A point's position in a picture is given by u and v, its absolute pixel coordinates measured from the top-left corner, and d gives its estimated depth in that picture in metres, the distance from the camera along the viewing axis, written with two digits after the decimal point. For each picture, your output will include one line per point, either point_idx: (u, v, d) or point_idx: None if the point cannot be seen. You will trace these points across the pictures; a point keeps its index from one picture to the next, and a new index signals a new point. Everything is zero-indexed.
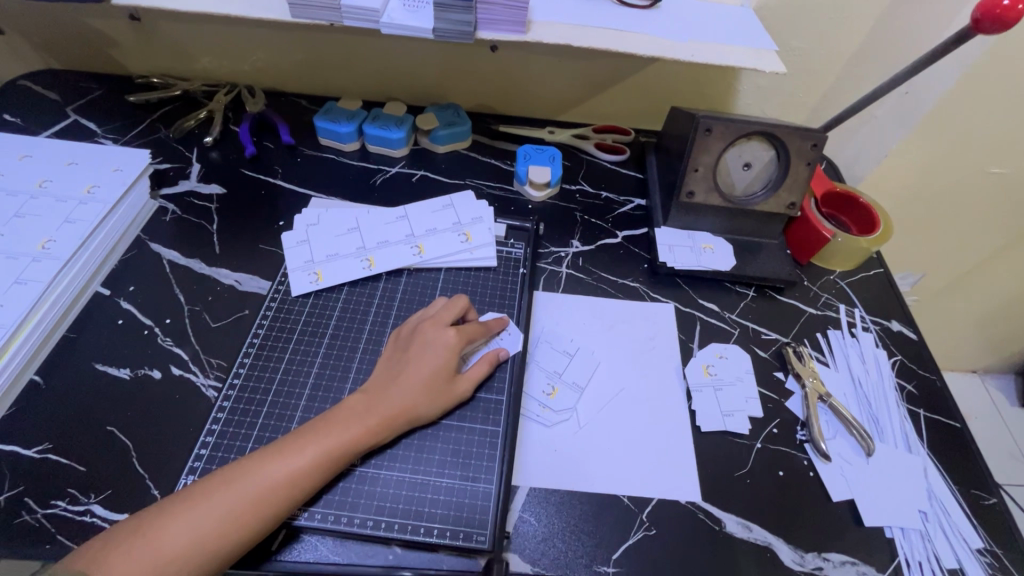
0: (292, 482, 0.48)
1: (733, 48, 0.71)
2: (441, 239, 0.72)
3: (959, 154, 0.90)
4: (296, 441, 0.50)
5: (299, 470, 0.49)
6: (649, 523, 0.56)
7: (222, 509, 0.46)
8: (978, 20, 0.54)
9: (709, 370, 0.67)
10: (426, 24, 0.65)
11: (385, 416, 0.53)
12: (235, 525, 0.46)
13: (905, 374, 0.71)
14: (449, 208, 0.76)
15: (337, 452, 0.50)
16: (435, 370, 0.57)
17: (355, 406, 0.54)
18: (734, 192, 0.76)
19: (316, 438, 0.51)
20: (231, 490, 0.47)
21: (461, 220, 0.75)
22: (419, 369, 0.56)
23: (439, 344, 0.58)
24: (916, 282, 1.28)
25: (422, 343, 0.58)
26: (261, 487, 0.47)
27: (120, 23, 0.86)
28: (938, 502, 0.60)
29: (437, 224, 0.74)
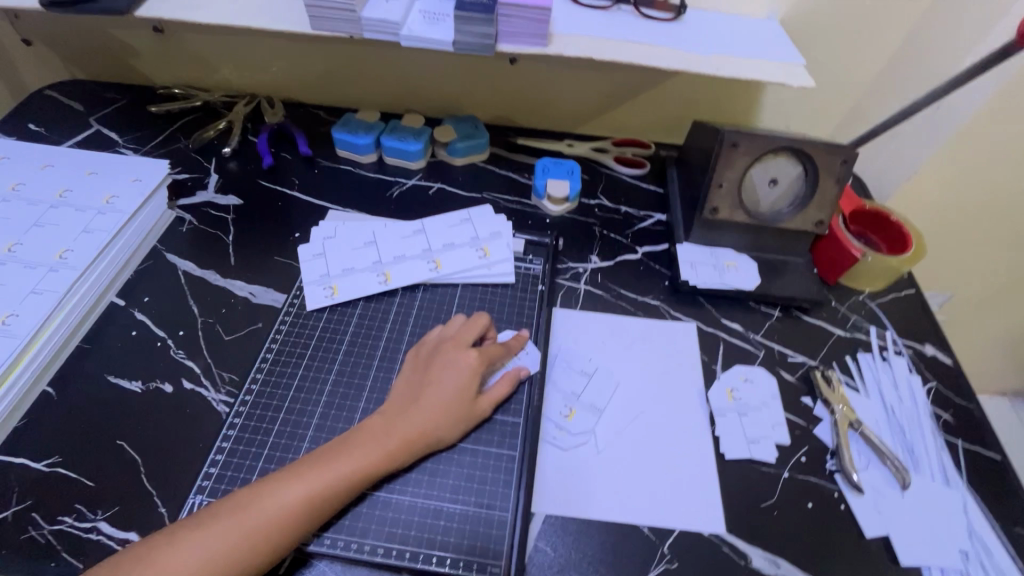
0: (306, 508, 0.47)
1: (760, 62, 0.69)
2: (458, 254, 0.71)
3: (994, 172, 0.87)
4: (310, 464, 0.49)
5: (314, 495, 0.47)
6: (670, 556, 0.53)
7: (234, 535, 0.44)
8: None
9: (733, 394, 0.65)
10: (446, 37, 0.64)
11: (404, 440, 0.52)
12: (246, 553, 0.44)
13: (940, 401, 0.68)
14: (466, 222, 0.74)
15: (353, 477, 0.49)
16: (455, 392, 0.55)
17: (372, 428, 0.52)
18: (759, 208, 0.74)
19: (331, 461, 0.49)
20: (243, 516, 0.45)
21: (479, 234, 0.73)
22: (439, 390, 0.55)
23: (461, 365, 0.56)
24: (945, 301, 1.24)
25: (443, 363, 0.57)
26: (275, 512, 0.46)
27: (144, 35, 0.87)
28: (979, 541, 0.57)
29: (455, 238, 0.73)
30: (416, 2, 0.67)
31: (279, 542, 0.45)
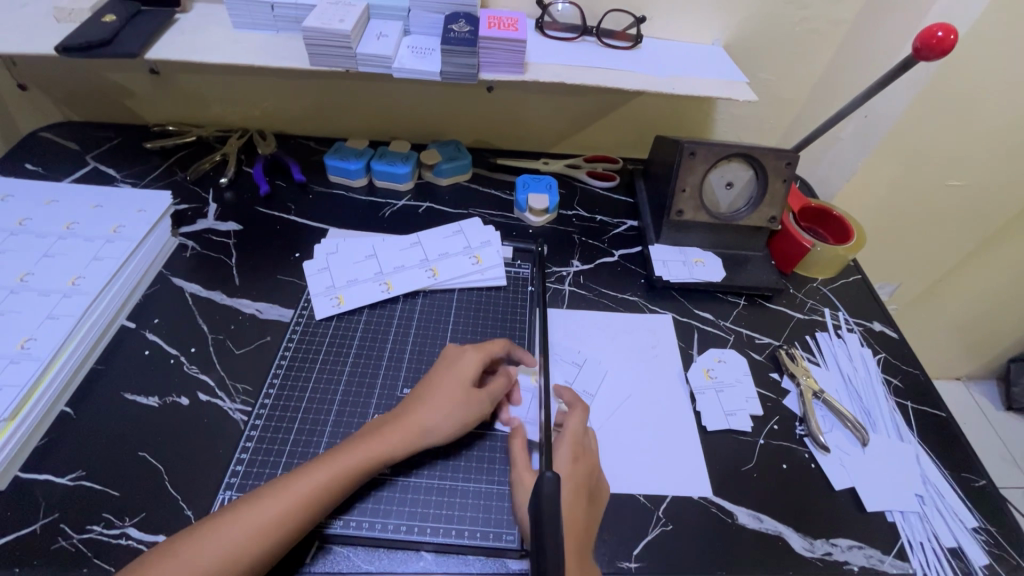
0: (317, 498, 0.50)
1: (709, 81, 0.79)
2: (453, 262, 0.77)
3: (920, 170, 0.99)
4: (320, 460, 0.52)
5: (324, 487, 0.50)
6: (666, 519, 0.59)
7: (251, 525, 0.47)
8: (917, 49, 0.60)
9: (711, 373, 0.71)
10: (434, 68, 0.71)
11: (407, 432, 0.55)
12: (261, 542, 0.47)
13: (890, 369, 0.76)
14: (457, 233, 0.81)
15: (360, 467, 0.52)
16: (461, 393, 0.58)
17: (378, 426, 0.56)
18: (719, 209, 0.83)
19: (339, 454, 0.53)
20: (259, 507, 0.49)
21: (471, 244, 0.79)
22: (444, 392, 0.58)
23: (463, 368, 0.60)
24: (893, 290, 1.36)
25: (448, 362, 0.61)
26: (289, 501, 0.49)
27: (139, 77, 0.92)
28: (932, 486, 0.64)
29: (448, 248, 0.79)
30: (404, 39, 0.75)
31: (291, 531, 0.48)
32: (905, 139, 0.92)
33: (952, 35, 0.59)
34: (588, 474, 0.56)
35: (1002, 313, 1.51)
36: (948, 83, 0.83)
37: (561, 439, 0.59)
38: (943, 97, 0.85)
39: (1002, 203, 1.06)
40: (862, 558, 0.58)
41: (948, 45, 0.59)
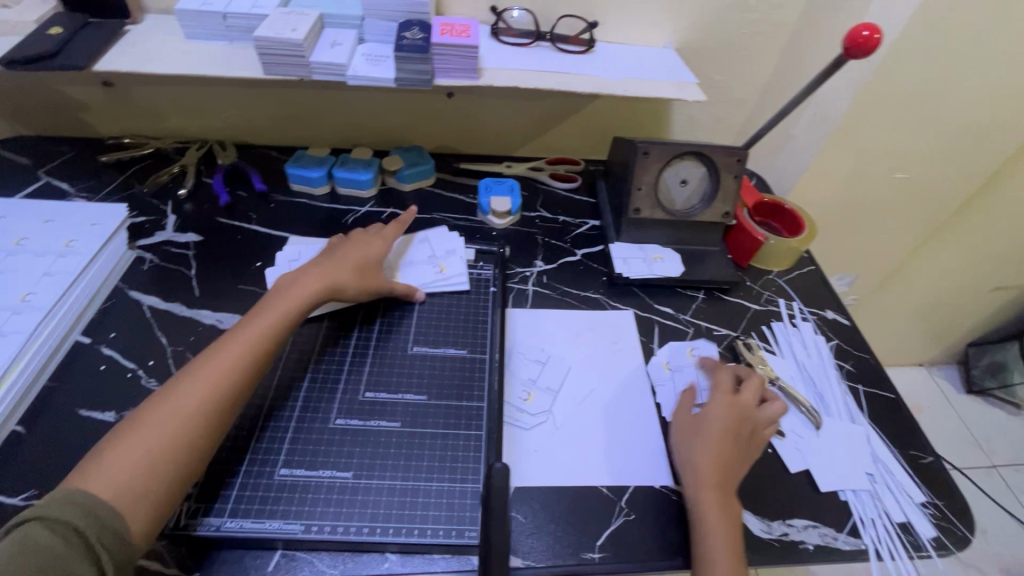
0: (242, 364, 0.56)
1: (659, 83, 0.81)
2: (417, 270, 0.78)
3: (867, 164, 1.03)
4: (230, 337, 0.58)
5: (246, 355, 0.57)
6: (628, 509, 0.60)
7: (188, 403, 0.52)
8: (847, 49, 0.63)
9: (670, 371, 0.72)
10: (388, 75, 0.72)
11: (311, 292, 0.64)
12: (202, 410, 0.52)
13: (842, 355, 0.79)
14: (422, 243, 0.82)
15: (273, 331, 0.60)
16: (352, 260, 0.70)
17: (274, 297, 0.63)
18: (675, 206, 0.85)
19: (245, 327, 0.59)
20: (189, 387, 0.53)
21: (435, 253, 0.80)
22: (333, 260, 0.69)
23: (354, 250, 0.72)
24: (852, 281, 1.41)
25: (343, 244, 0.72)
26: (216, 372, 0.55)
27: (92, 90, 0.90)
28: (882, 464, 0.67)
29: (412, 256, 0.79)
30: (358, 47, 0.75)
31: (229, 402, 0.54)
32: (851, 135, 0.96)
33: (877, 34, 0.62)
34: (743, 419, 0.63)
35: (957, 299, 1.57)
36: (886, 80, 0.87)
37: (715, 389, 0.66)
38: (882, 94, 0.89)
39: (946, 193, 1.11)
40: (818, 536, 0.60)
41: (874, 43, 0.62)
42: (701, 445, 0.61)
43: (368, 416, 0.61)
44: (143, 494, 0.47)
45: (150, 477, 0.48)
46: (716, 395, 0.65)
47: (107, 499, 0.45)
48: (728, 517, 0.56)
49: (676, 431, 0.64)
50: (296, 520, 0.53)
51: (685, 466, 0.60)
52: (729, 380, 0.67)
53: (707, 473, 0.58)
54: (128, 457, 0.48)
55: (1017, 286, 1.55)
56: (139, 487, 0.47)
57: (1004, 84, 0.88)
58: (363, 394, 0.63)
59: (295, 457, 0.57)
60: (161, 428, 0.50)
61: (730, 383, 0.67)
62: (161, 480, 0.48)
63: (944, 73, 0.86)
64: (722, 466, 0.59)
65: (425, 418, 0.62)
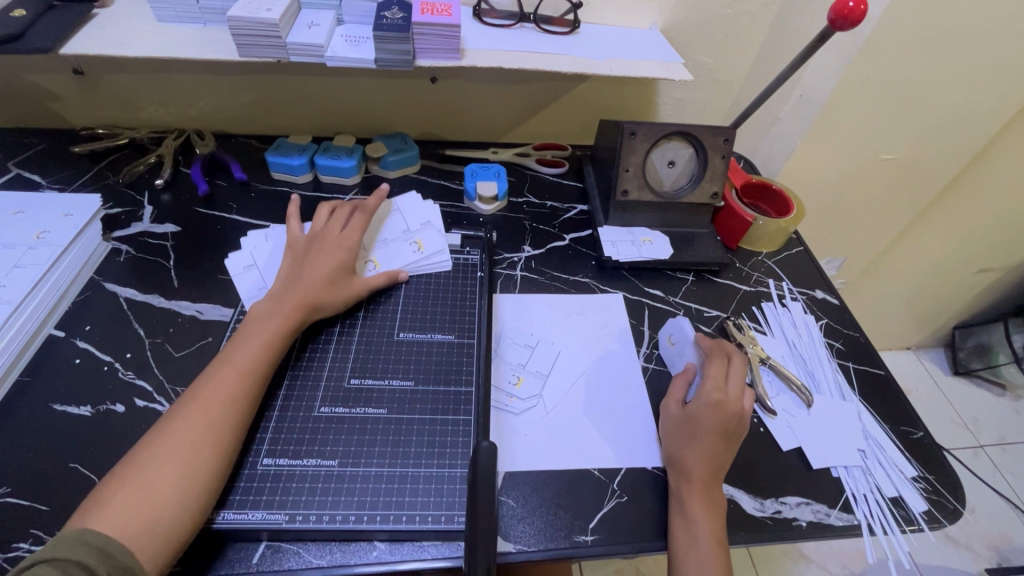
0: (234, 393, 0.54)
1: (645, 62, 0.80)
2: (394, 249, 0.76)
3: (854, 145, 1.02)
4: (218, 369, 0.56)
5: (241, 383, 0.55)
6: (621, 491, 0.59)
7: (190, 441, 0.50)
8: (833, 20, 0.63)
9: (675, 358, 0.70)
10: (368, 56, 0.70)
11: (296, 309, 0.62)
12: (205, 446, 0.50)
13: (832, 334, 0.79)
14: (396, 216, 0.79)
15: (267, 356, 0.58)
16: (330, 271, 0.67)
17: (257, 320, 0.61)
18: (663, 187, 0.84)
19: (237, 352, 0.58)
20: (187, 424, 0.51)
21: (410, 227, 0.79)
22: (310, 274, 0.66)
23: (329, 260, 0.68)
24: (840, 265, 1.43)
25: (317, 251, 0.69)
26: (213, 406, 0.53)
27: (62, 78, 0.87)
28: (874, 440, 0.67)
29: (387, 233, 0.77)
30: (337, 28, 0.74)
31: (233, 432, 0.52)
32: (837, 115, 0.96)
33: (863, 5, 0.61)
34: (730, 416, 0.60)
35: (943, 281, 1.58)
36: (872, 58, 0.86)
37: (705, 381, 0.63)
38: (869, 73, 0.89)
39: (933, 174, 1.11)
40: (810, 513, 0.60)
41: (861, 15, 0.61)
42: (688, 445, 0.59)
43: (355, 403, 0.60)
44: (161, 538, 0.45)
45: (167, 520, 0.46)
46: (705, 393, 0.61)
47: (125, 545, 0.43)
48: (713, 515, 0.55)
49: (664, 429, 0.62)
50: (281, 510, 0.51)
51: (672, 462, 0.59)
52: (724, 375, 0.63)
53: (694, 473, 0.57)
54: (134, 504, 0.46)
55: (1003, 268, 1.56)
56: (153, 529, 0.45)
57: (989, 62, 0.88)
58: (348, 380, 0.62)
59: (279, 447, 0.56)
60: (165, 469, 0.48)
61: (724, 378, 0.63)
62: (177, 520, 0.46)
63: (930, 51, 0.86)
64: (714, 469, 0.57)
65: (413, 404, 0.60)
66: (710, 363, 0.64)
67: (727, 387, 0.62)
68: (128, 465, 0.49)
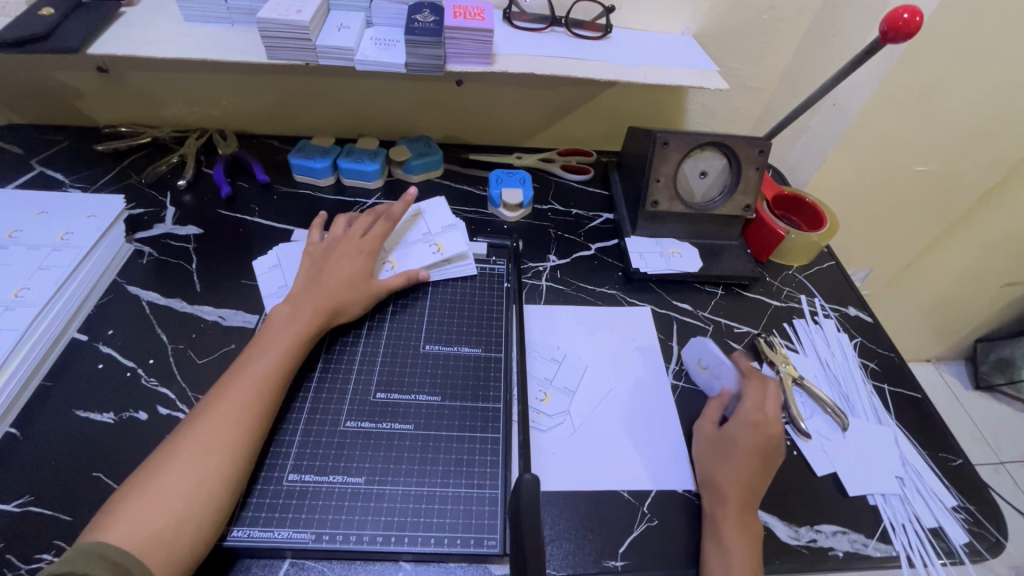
0: (249, 401, 0.53)
1: (680, 70, 0.78)
2: (412, 251, 0.74)
3: (889, 157, 1.00)
4: (238, 374, 0.55)
5: (260, 390, 0.54)
6: (651, 514, 0.58)
7: (203, 451, 0.49)
8: (884, 32, 0.60)
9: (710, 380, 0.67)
10: (398, 60, 0.69)
11: (314, 314, 0.61)
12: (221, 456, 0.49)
13: (866, 353, 0.77)
14: (418, 219, 0.77)
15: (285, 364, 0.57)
16: (349, 275, 0.66)
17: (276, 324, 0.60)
18: (694, 198, 0.82)
19: (254, 361, 0.56)
20: (204, 431, 0.50)
21: (431, 230, 0.76)
22: (329, 279, 0.65)
23: (349, 261, 0.67)
24: (865, 277, 1.40)
25: (337, 254, 0.68)
26: (229, 412, 0.52)
27: (86, 75, 0.87)
28: (912, 467, 0.64)
29: (408, 236, 0.75)
30: (366, 31, 0.72)
31: (246, 441, 0.51)
32: (873, 127, 0.93)
33: (917, 16, 0.59)
34: (768, 436, 0.59)
35: (968, 294, 1.55)
36: (913, 69, 0.84)
37: (742, 403, 0.62)
38: (910, 82, 0.86)
39: (968, 188, 1.08)
40: (847, 543, 0.58)
41: (915, 27, 0.59)
42: (721, 460, 0.58)
43: (382, 417, 0.59)
44: (171, 552, 0.44)
45: (180, 532, 0.45)
46: (744, 413, 0.61)
47: (139, 557, 0.42)
48: (747, 538, 0.53)
49: (698, 445, 0.61)
50: (306, 528, 0.50)
51: (707, 484, 0.58)
52: (759, 396, 0.62)
53: (730, 494, 0.56)
54: (147, 515, 0.45)
55: None
56: (160, 543, 0.44)
57: None
58: (374, 393, 0.61)
59: (304, 462, 0.54)
60: (181, 478, 0.47)
61: (759, 400, 0.62)
62: (190, 533, 0.45)
63: (975, 61, 0.83)
64: (747, 488, 0.56)
65: (440, 420, 0.59)
66: (748, 386, 0.64)
67: (767, 411, 0.61)
68: (144, 473, 0.48)
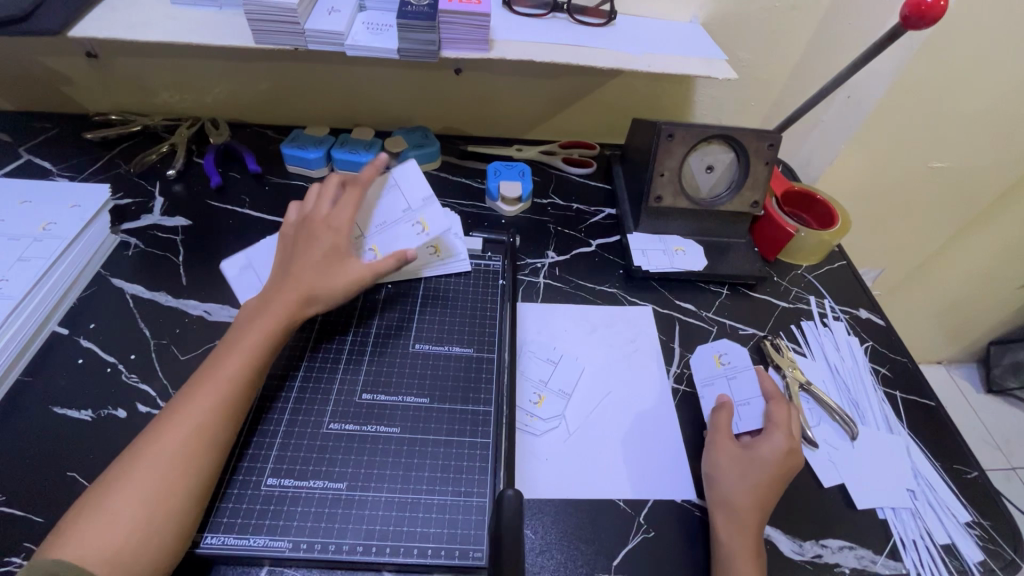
0: (213, 406, 0.50)
1: (686, 59, 0.74)
2: (394, 233, 0.66)
3: (905, 153, 0.95)
4: (203, 377, 0.52)
5: (224, 393, 0.51)
6: (648, 525, 0.55)
7: (163, 461, 0.46)
8: (906, 18, 0.57)
9: (716, 379, 0.65)
10: (391, 45, 0.66)
11: (283, 307, 0.57)
12: (181, 465, 0.47)
13: (878, 358, 0.73)
14: (394, 190, 0.67)
15: (251, 364, 0.54)
16: (319, 257, 0.61)
17: (247, 321, 0.57)
18: (700, 194, 0.79)
19: (220, 362, 0.53)
20: (164, 440, 0.48)
21: (410, 205, 0.67)
22: (300, 264, 0.60)
23: (318, 242, 0.61)
24: (877, 276, 1.35)
25: (306, 235, 0.62)
26: (191, 420, 0.49)
27: (74, 61, 0.84)
28: (924, 479, 0.61)
29: (385, 214, 0.66)
30: (358, 15, 0.69)
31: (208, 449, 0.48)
32: (889, 121, 0.89)
33: (941, 1, 0.55)
34: (795, 462, 0.56)
35: (983, 296, 1.50)
36: (934, 59, 0.80)
37: (771, 426, 0.58)
38: (930, 73, 0.82)
39: (987, 186, 1.03)
40: (854, 559, 0.55)
41: (938, 12, 0.55)
42: (738, 477, 0.55)
43: (366, 420, 0.56)
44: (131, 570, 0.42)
45: (137, 548, 0.43)
46: (778, 440, 0.56)
47: None
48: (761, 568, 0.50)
49: (716, 460, 0.57)
50: (284, 536, 0.48)
51: (718, 502, 0.54)
52: (788, 419, 0.59)
53: (743, 509, 0.53)
54: (103, 531, 0.43)
55: None
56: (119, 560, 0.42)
57: None
58: (360, 395, 0.58)
59: (284, 466, 0.52)
60: (138, 492, 0.45)
61: (789, 423, 0.58)
62: (150, 550, 0.43)
63: (1000, 52, 0.79)
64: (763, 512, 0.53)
65: (427, 423, 0.57)
66: (771, 406, 0.60)
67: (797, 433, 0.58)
68: (102, 486, 0.46)
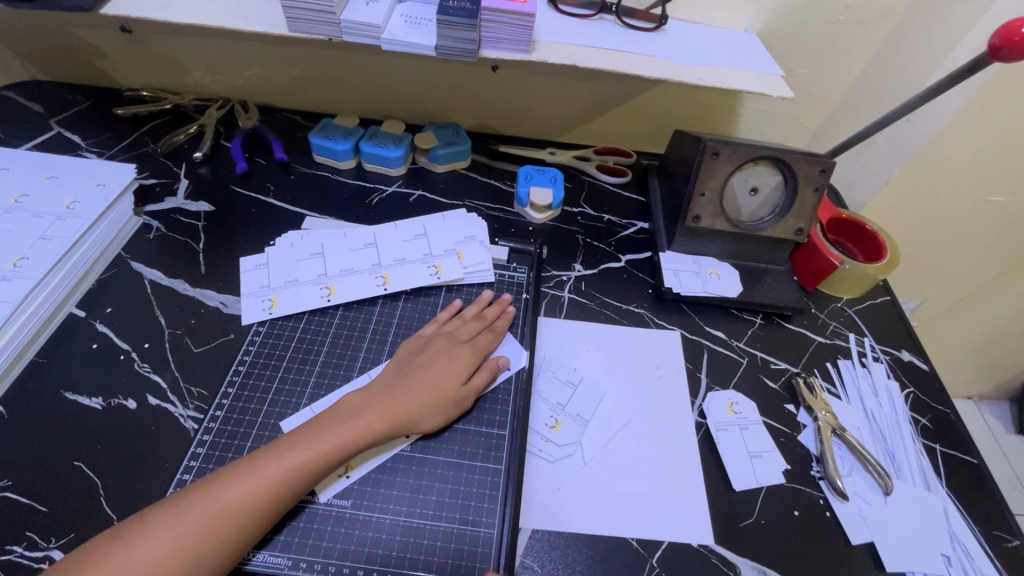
0: (289, 472, 0.47)
1: (740, 72, 0.69)
2: (409, 270, 0.70)
3: (963, 184, 0.89)
4: (309, 433, 0.50)
5: (303, 466, 0.48)
6: (660, 569, 0.52)
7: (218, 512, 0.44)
8: (995, 48, 0.53)
9: (730, 426, 0.63)
10: (429, 41, 0.63)
11: (384, 416, 0.53)
12: (246, 523, 0.45)
13: (918, 407, 0.69)
14: (422, 238, 0.73)
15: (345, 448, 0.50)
16: (440, 382, 0.56)
17: (353, 399, 0.54)
18: (741, 217, 0.75)
19: (318, 435, 0.50)
20: (230, 498, 0.45)
21: (434, 251, 0.72)
22: (432, 358, 0.58)
23: (429, 376, 0.57)
24: (916, 307, 1.28)
25: (428, 359, 0.58)
26: (259, 485, 0.46)
27: (108, 34, 0.83)
28: (960, 544, 0.57)
29: (407, 254, 0.71)
30: (397, 7, 0.66)
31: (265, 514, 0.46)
32: (950, 150, 0.83)
33: None
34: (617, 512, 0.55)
35: None
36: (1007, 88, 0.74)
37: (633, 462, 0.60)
38: (1000, 99, 0.76)
39: None
40: None
41: None
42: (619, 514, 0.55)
43: None
44: None
45: None
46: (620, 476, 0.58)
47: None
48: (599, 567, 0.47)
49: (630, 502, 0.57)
50: (284, 553, 0.48)
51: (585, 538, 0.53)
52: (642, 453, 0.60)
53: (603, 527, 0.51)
54: (144, 567, 0.41)
55: None
56: None
57: None
58: None
59: None
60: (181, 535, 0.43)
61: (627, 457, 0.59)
62: None
63: None
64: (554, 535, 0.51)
65: (439, 443, 0.56)
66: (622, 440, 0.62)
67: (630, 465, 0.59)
68: (165, 504, 0.45)
